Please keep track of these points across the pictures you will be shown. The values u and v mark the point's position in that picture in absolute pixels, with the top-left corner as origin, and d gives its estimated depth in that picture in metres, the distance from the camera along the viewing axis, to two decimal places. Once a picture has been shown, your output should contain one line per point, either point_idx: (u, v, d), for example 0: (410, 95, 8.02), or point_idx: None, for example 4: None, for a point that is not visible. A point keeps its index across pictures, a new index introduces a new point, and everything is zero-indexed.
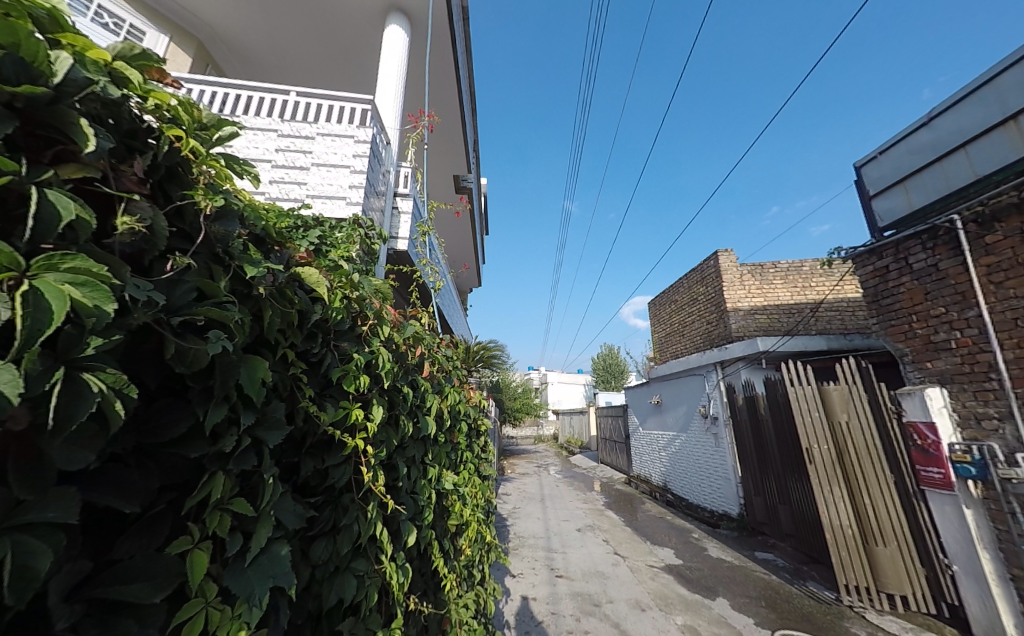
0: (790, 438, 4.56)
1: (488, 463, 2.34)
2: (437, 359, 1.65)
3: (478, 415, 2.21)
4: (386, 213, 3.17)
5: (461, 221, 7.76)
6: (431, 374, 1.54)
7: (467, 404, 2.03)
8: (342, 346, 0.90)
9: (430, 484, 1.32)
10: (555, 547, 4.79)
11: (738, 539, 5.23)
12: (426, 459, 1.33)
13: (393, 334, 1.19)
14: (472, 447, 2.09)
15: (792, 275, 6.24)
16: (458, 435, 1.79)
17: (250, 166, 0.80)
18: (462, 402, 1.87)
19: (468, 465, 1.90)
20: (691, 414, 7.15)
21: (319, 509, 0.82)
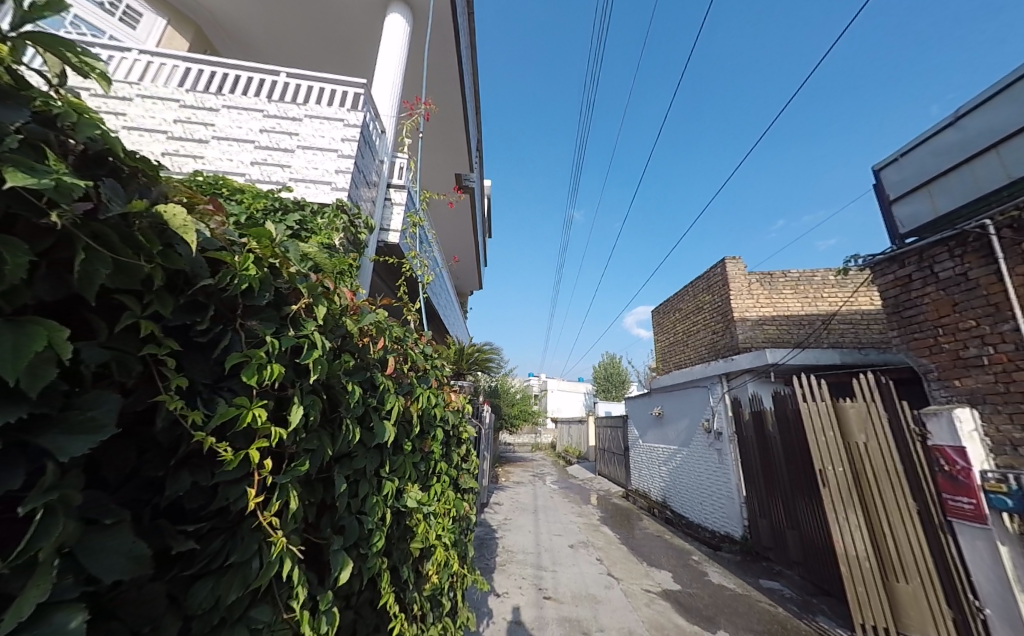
0: (800, 457, 4.29)
1: (470, 474, 2.13)
2: (408, 354, 1.45)
3: (460, 421, 2.00)
4: (378, 203, 3.00)
5: (462, 221, 7.64)
6: (398, 370, 1.34)
7: (446, 406, 1.82)
8: (251, 326, 0.74)
9: (385, 501, 1.11)
10: (545, 565, 4.51)
11: (741, 564, 4.93)
12: (381, 471, 1.12)
13: (346, 320, 1.01)
14: (450, 456, 1.88)
15: (803, 286, 5.99)
16: (432, 442, 1.58)
17: (87, 58, 0.69)
18: (439, 405, 1.66)
19: (443, 476, 1.68)
20: (693, 428, 6.87)
21: (202, 540, 0.64)
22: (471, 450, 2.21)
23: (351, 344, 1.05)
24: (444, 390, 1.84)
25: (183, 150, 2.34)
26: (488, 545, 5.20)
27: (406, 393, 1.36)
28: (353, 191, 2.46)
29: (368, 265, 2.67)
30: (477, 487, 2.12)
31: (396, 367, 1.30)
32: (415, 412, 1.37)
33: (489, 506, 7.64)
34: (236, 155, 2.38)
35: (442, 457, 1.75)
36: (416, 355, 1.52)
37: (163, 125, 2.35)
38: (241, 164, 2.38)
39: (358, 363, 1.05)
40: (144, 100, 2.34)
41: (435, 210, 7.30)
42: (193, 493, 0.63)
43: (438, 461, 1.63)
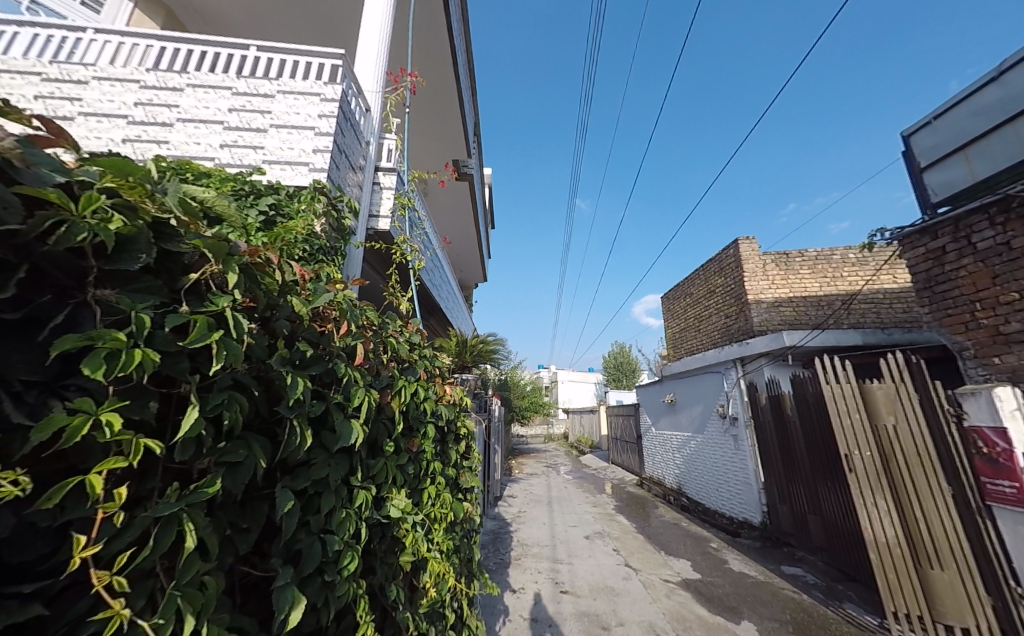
0: (822, 441, 4.11)
1: (471, 470, 2.03)
2: (380, 345, 1.34)
3: (456, 415, 1.89)
4: (365, 191, 2.88)
5: (461, 213, 7.53)
6: (373, 364, 1.22)
7: (439, 402, 1.71)
8: (106, 297, 0.57)
9: (359, 513, 0.99)
10: (560, 558, 4.44)
11: (760, 550, 4.79)
12: (352, 479, 1.00)
13: (290, 299, 0.89)
14: (445, 454, 1.77)
15: (822, 264, 5.71)
16: (420, 441, 1.47)
17: None
18: (428, 401, 1.55)
19: (438, 477, 1.58)
20: (707, 414, 6.70)
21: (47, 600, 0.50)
22: (471, 445, 2.11)
23: (301, 330, 0.93)
24: (437, 384, 1.73)
25: (147, 135, 2.33)
26: (502, 538, 5.14)
27: (384, 389, 1.25)
28: (332, 174, 2.42)
29: (356, 251, 2.62)
30: (479, 484, 2.03)
31: (368, 359, 1.19)
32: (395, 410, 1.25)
33: (503, 498, 7.61)
34: (204, 137, 2.36)
35: (436, 456, 1.64)
36: (393, 345, 1.41)
37: (125, 109, 2.34)
38: (210, 147, 2.37)
39: (314, 353, 0.95)
40: (103, 83, 2.32)
41: (433, 203, 7.20)
42: (19, 542, 0.46)
43: (431, 462, 1.53)
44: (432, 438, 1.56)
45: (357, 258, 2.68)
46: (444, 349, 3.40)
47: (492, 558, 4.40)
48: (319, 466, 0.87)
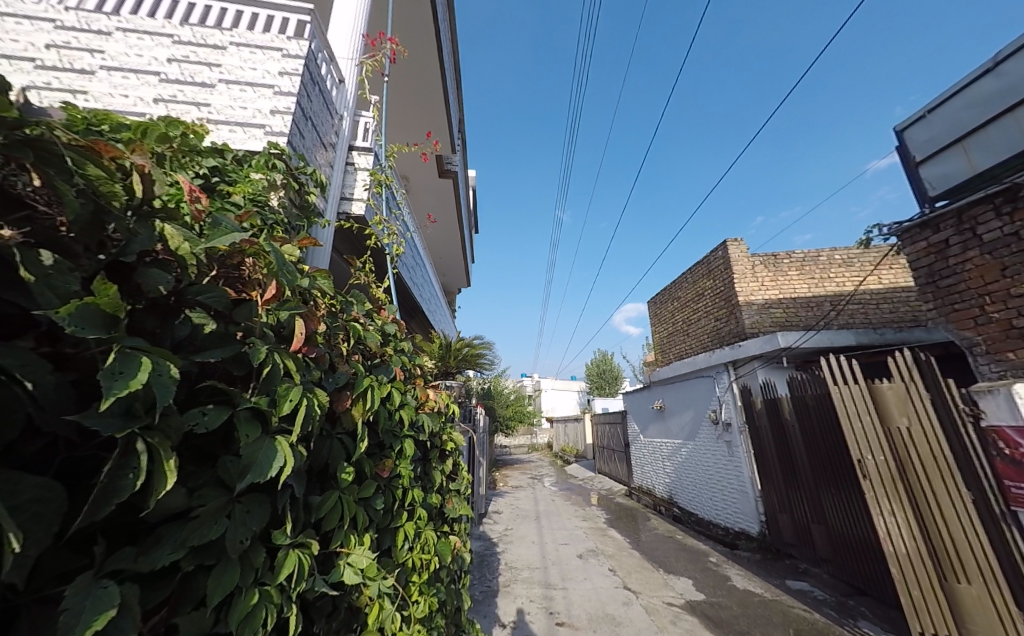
0: (826, 446, 3.93)
1: (459, 493, 1.68)
2: (338, 330, 0.99)
3: (442, 426, 1.56)
4: (337, 170, 2.49)
5: (446, 211, 7.17)
6: (326, 354, 0.87)
7: (421, 411, 1.36)
8: None
9: (284, 592, 0.62)
10: (553, 582, 4.06)
11: (761, 563, 4.56)
12: (271, 534, 0.64)
13: (161, 227, 0.57)
14: (429, 476, 1.41)
15: (809, 266, 5.68)
16: (394, 462, 1.12)
17: None
18: (405, 409, 1.19)
19: (419, 510, 1.21)
20: (698, 420, 6.52)
21: None
22: (460, 462, 1.77)
23: (191, 291, 0.60)
24: (420, 388, 1.39)
25: (60, 83, 1.90)
26: (488, 562, 4.70)
27: (341, 391, 0.89)
28: (295, 139, 2.05)
29: (326, 231, 2.28)
30: (468, 511, 1.67)
31: (321, 348, 0.84)
32: (358, 420, 0.90)
33: (488, 515, 7.14)
34: (134, 89, 1.94)
35: (415, 479, 1.28)
36: (359, 333, 1.06)
37: (32, 50, 1.90)
38: (141, 101, 1.94)
39: (215, 330, 0.62)
40: (6, 20, 1.90)
41: (416, 198, 6.85)
42: None
43: (409, 489, 1.17)
44: (410, 458, 1.21)
45: (326, 240, 2.33)
46: (426, 351, 3.04)
47: (477, 587, 3.96)
48: (209, 521, 0.51)
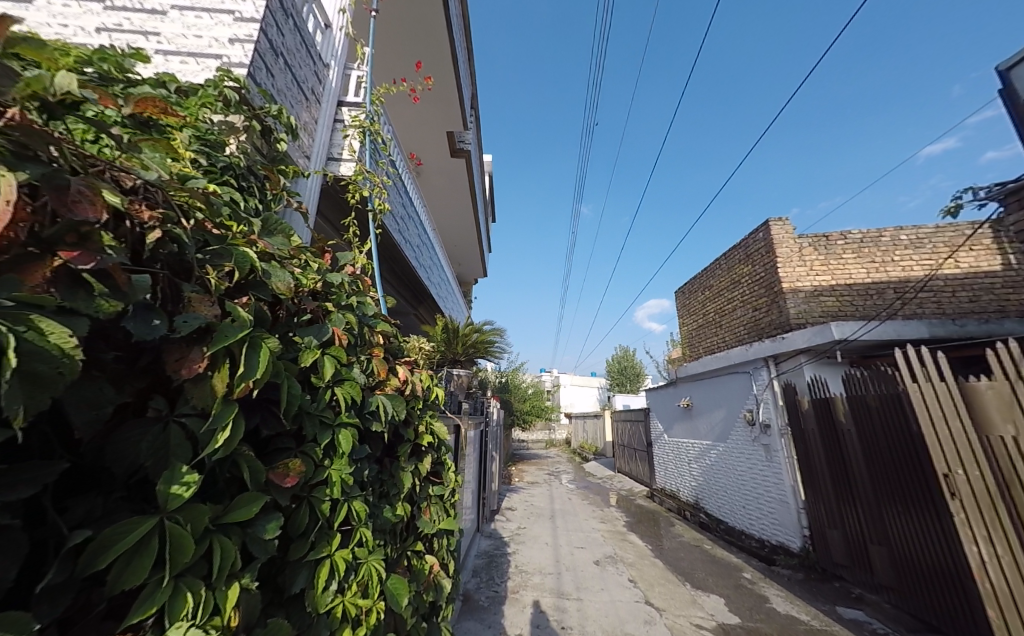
0: (893, 456, 3.38)
1: (436, 499, 1.36)
2: (219, 259, 0.67)
3: (413, 414, 1.22)
4: (322, 126, 2.19)
5: (459, 193, 6.79)
6: (145, 280, 0.53)
7: (379, 392, 1.01)
8: None
9: None
10: (567, 592, 3.71)
11: (803, 584, 4.04)
12: None
13: None
14: (389, 478, 1.08)
15: (867, 249, 4.99)
16: (322, 461, 0.77)
17: None
18: (346, 388, 0.85)
19: (361, 532, 0.85)
20: (731, 419, 5.97)
21: None
22: (442, 461, 1.45)
23: None
24: (382, 360, 1.04)
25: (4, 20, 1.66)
26: (498, 563, 4.43)
27: (187, 354, 0.55)
28: (259, 74, 1.72)
29: (308, 186, 1.98)
30: (450, 523, 1.35)
31: (124, 262, 0.50)
32: (218, 398, 0.56)
33: (501, 512, 6.86)
34: (75, 19, 1.71)
35: (365, 485, 0.95)
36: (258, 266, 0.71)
37: None
38: (82, 31, 1.70)
39: None
40: None
41: (427, 180, 6.50)
42: None
43: (348, 499, 0.83)
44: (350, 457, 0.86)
45: (313, 196, 2.05)
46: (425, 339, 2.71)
47: (483, 592, 3.67)
48: None
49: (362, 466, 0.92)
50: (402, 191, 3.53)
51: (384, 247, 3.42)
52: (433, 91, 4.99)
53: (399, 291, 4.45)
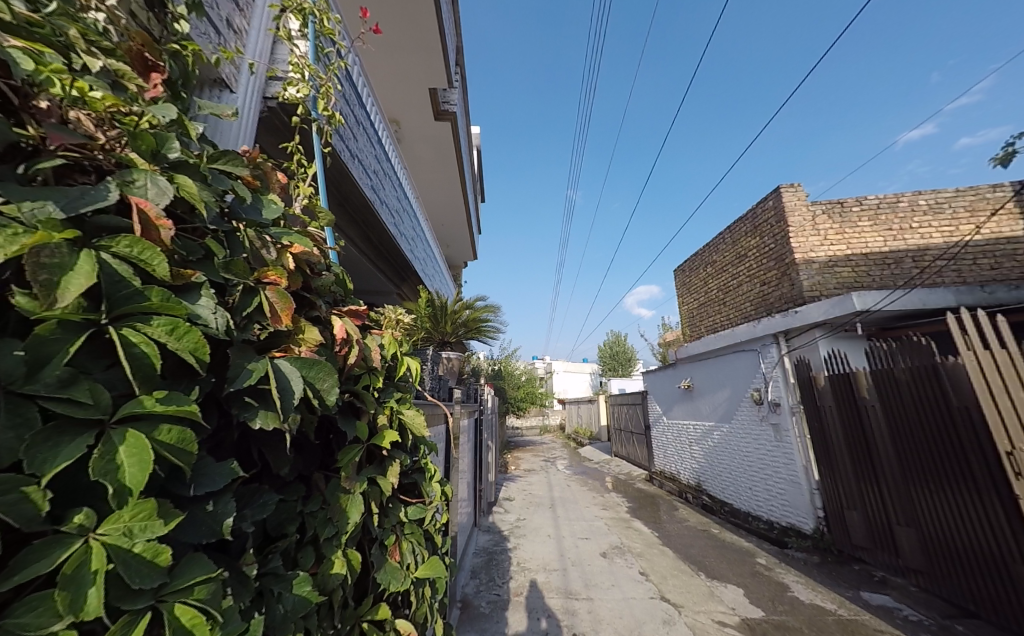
0: (929, 431, 3.10)
1: (410, 532, 0.98)
2: None
3: (366, 403, 0.88)
4: (256, 30, 1.74)
5: (445, 162, 6.21)
6: None
7: (277, 355, 0.63)
8: None
9: None
10: (576, 591, 3.40)
11: (822, 568, 3.80)
12: None
13: None
14: (313, 518, 0.73)
15: (884, 216, 4.66)
16: (56, 525, 0.35)
17: None
18: (146, 331, 0.43)
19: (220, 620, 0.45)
20: (735, 399, 5.72)
21: None
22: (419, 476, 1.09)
23: None
24: (285, 297, 0.64)
25: None
26: (498, 561, 4.13)
27: None
28: None
29: (230, 97, 1.63)
30: (430, 564, 0.96)
31: None
32: None
33: (498, 503, 6.57)
34: None
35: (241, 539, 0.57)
36: None
37: None
38: None
39: None
40: None
41: (410, 147, 5.90)
42: None
43: (169, 597, 0.40)
44: (177, 490, 0.45)
45: (242, 111, 1.69)
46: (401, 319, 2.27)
47: (483, 597, 3.35)
48: None
49: (225, 513, 0.49)
50: (373, 141, 3.01)
51: (354, 207, 2.94)
52: (413, 41, 4.37)
53: (376, 265, 3.97)
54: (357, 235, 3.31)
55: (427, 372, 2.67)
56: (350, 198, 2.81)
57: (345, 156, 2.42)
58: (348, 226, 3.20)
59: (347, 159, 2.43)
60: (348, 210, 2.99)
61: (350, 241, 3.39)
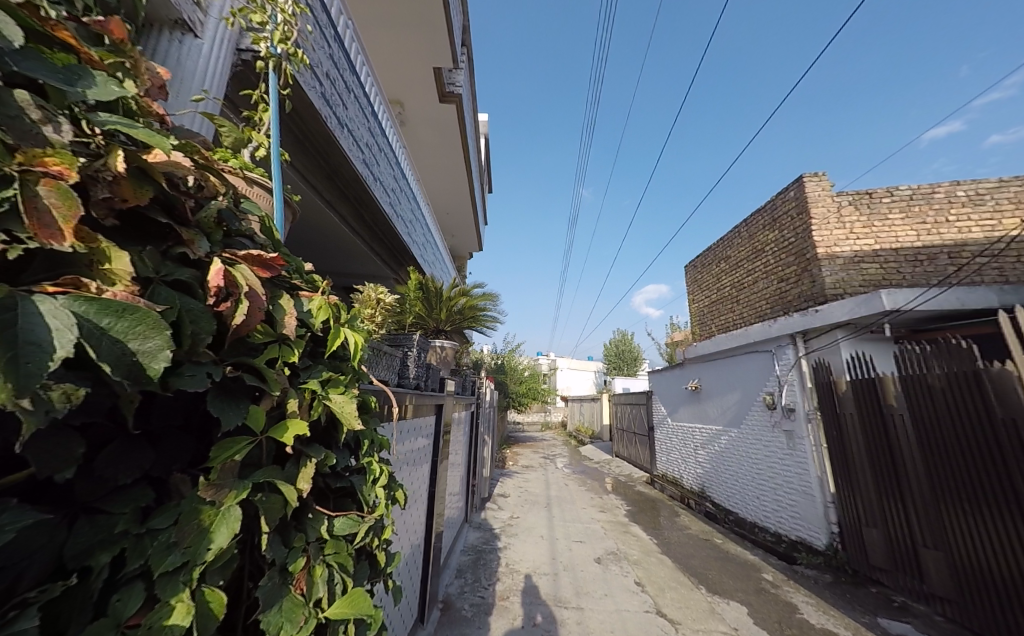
0: (967, 447, 2.80)
1: (333, 556, 0.70)
2: None
3: (271, 380, 0.63)
4: None
5: (450, 145, 5.92)
6: None
7: (48, 289, 0.39)
8: None
9: None
10: (565, 599, 3.18)
11: (834, 588, 3.51)
12: None
13: None
14: (148, 542, 0.48)
15: (918, 208, 4.28)
16: None
17: None
18: None
19: None
20: (745, 402, 5.41)
21: None
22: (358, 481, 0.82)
23: None
24: (71, 199, 0.40)
25: None
26: (485, 561, 3.93)
27: None
28: None
29: (196, 43, 1.40)
30: (349, 602, 0.67)
31: None
32: None
33: (492, 500, 6.38)
34: None
35: None
36: None
37: None
38: None
39: None
40: None
41: (413, 130, 5.63)
42: None
43: None
44: None
45: (211, 62, 1.44)
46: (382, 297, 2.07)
47: (466, 599, 3.15)
48: None
49: None
50: (367, 113, 2.75)
51: (344, 183, 2.71)
52: (415, 22, 4.02)
53: (373, 248, 3.75)
54: (349, 213, 3.08)
55: (412, 357, 2.44)
56: (340, 172, 2.58)
57: (331, 123, 2.17)
58: (340, 204, 2.97)
59: (334, 127, 2.19)
60: (339, 187, 2.76)
61: (342, 221, 3.16)
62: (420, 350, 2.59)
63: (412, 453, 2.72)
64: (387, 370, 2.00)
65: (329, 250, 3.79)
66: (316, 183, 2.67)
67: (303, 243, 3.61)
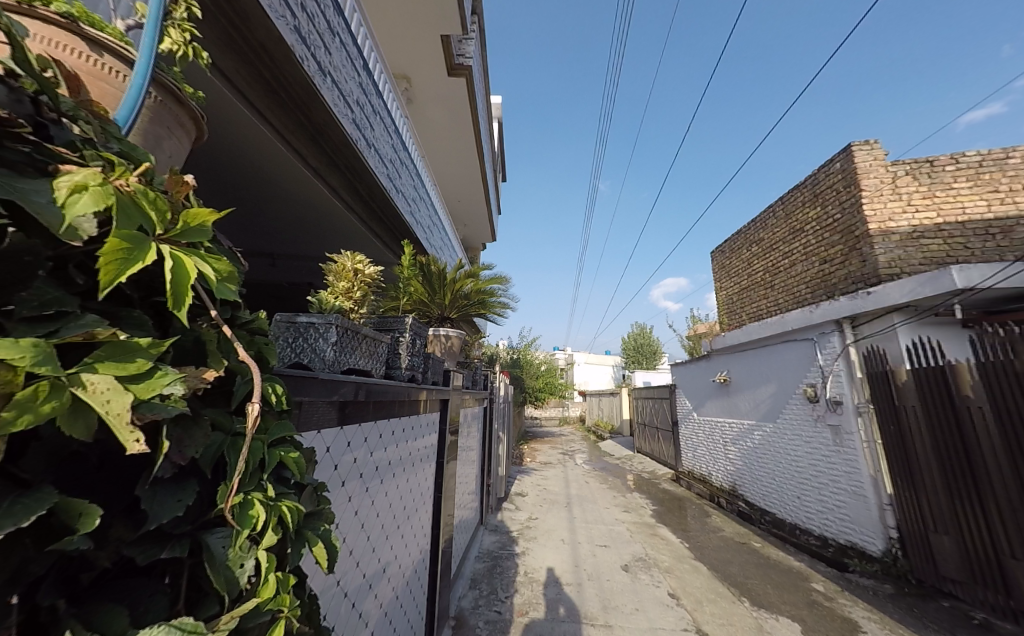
0: None
1: None
2: None
3: None
4: None
5: (460, 126, 5.65)
6: None
7: None
8: None
9: None
10: (593, 614, 2.94)
11: (897, 602, 3.14)
12: None
13: None
14: None
15: (987, 176, 3.78)
16: None
17: None
18: None
19: None
20: (781, 395, 5.01)
21: None
22: (220, 541, 0.42)
23: None
24: None
25: None
26: (505, 567, 3.73)
27: None
28: None
29: None
30: None
31: None
32: None
33: (510, 499, 6.19)
34: None
35: None
36: None
37: None
38: None
39: None
40: None
41: (420, 108, 5.38)
42: None
43: None
44: None
45: None
46: (369, 272, 1.84)
47: (481, 615, 2.94)
48: None
49: None
50: (357, 67, 2.50)
51: (331, 145, 2.47)
52: None
53: (369, 227, 3.52)
54: (340, 183, 2.85)
55: (405, 345, 2.17)
56: (326, 132, 2.35)
57: (310, 68, 1.94)
58: (329, 173, 2.76)
59: (312, 72, 1.95)
60: (326, 151, 2.54)
61: (333, 192, 2.95)
62: (415, 336, 2.32)
63: (411, 453, 2.46)
64: (369, 353, 1.82)
65: (323, 228, 3.60)
66: (300, 145, 2.46)
67: (295, 220, 3.42)
